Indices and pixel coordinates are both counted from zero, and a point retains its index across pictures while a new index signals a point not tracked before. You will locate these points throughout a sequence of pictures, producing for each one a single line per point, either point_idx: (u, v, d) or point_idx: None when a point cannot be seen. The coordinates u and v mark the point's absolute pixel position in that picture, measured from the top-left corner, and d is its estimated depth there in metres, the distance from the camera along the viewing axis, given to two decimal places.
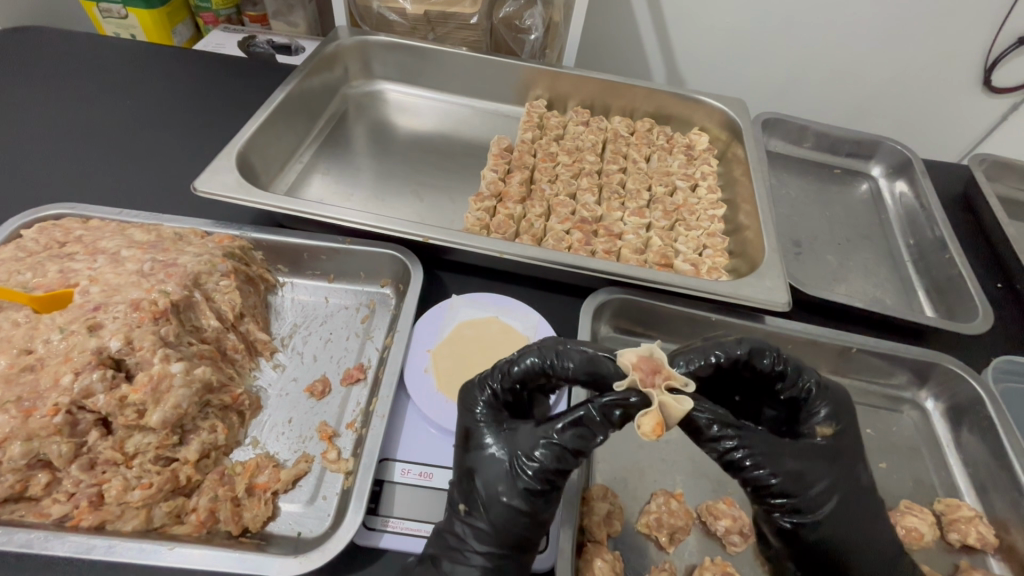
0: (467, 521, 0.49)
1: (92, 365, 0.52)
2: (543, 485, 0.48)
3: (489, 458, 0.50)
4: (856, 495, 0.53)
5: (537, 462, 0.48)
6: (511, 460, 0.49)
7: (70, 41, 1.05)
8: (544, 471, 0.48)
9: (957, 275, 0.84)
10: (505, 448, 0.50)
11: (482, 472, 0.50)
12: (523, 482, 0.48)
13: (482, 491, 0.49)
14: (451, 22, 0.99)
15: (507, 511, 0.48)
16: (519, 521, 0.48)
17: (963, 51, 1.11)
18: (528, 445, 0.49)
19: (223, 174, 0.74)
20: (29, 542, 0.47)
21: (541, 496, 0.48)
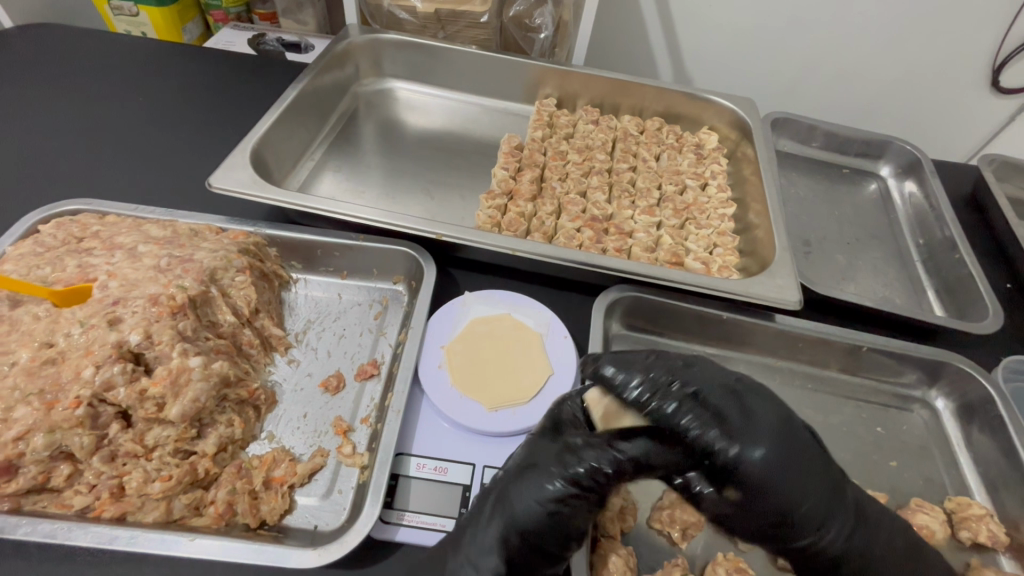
0: (499, 544, 0.49)
1: (113, 358, 0.53)
2: (584, 498, 0.49)
3: (527, 478, 0.51)
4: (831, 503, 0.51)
5: (582, 475, 0.49)
6: (551, 477, 0.50)
7: (82, 38, 1.06)
8: (587, 484, 0.49)
9: (967, 275, 0.85)
10: (540, 466, 0.51)
11: (516, 492, 0.50)
12: (565, 495, 0.49)
13: (520, 512, 0.49)
14: (461, 21, 1.00)
15: (538, 506, 0.49)
16: (558, 535, 0.49)
17: (972, 51, 1.11)
18: (569, 461, 0.50)
19: (237, 171, 0.75)
20: (52, 533, 0.47)
21: (580, 510, 0.49)
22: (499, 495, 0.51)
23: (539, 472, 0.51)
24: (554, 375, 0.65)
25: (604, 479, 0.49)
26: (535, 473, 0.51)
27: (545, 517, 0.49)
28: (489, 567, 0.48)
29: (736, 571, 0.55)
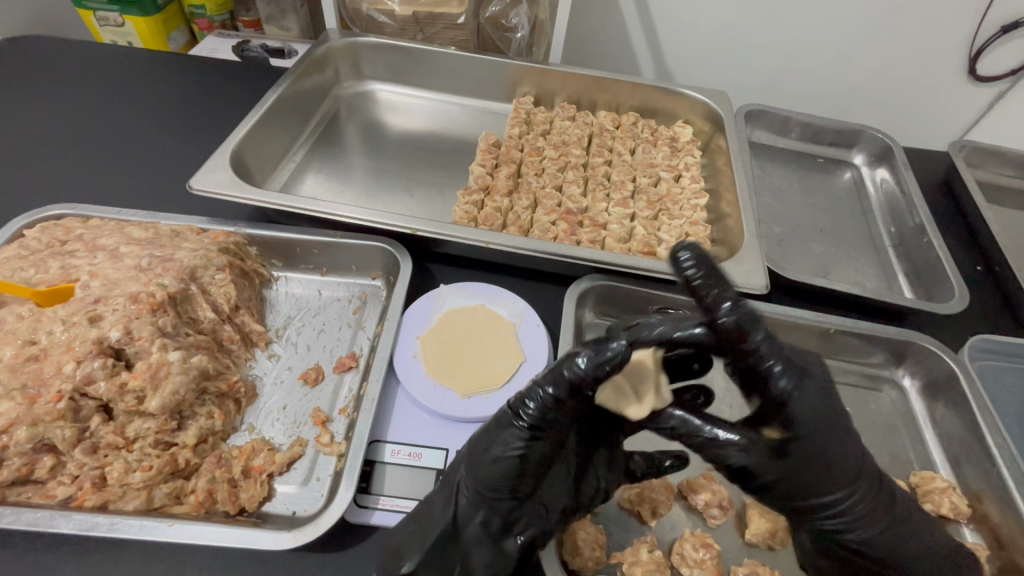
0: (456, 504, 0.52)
1: (93, 354, 0.55)
2: (539, 441, 0.51)
3: (488, 434, 0.53)
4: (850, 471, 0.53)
5: (528, 419, 0.50)
6: (507, 432, 0.52)
7: (67, 49, 1.08)
8: (536, 427, 0.51)
9: (935, 258, 0.86)
10: (495, 424, 0.53)
11: (473, 457, 0.52)
12: (517, 445, 0.51)
13: (477, 472, 0.51)
14: (439, 22, 1.02)
15: (494, 459, 0.51)
16: (513, 488, 0.51)
17: (944, 41, 1.13)
18: (516, 411, 0.52)
19: (217, 173, 0.77)
20: (35, 521, 0.49)
21: (535, 455, 0.51)
22: (457, 464, 0.53)
23: (496, 429, 0.52)
24: (527, 362, 0.67)
25: (556, 417, 0.51)
26: (489, 431, 0.53)
27: (498, 470, 0.50)
28: (441, 530, 0.51)
29: (702, 546, 0.56)
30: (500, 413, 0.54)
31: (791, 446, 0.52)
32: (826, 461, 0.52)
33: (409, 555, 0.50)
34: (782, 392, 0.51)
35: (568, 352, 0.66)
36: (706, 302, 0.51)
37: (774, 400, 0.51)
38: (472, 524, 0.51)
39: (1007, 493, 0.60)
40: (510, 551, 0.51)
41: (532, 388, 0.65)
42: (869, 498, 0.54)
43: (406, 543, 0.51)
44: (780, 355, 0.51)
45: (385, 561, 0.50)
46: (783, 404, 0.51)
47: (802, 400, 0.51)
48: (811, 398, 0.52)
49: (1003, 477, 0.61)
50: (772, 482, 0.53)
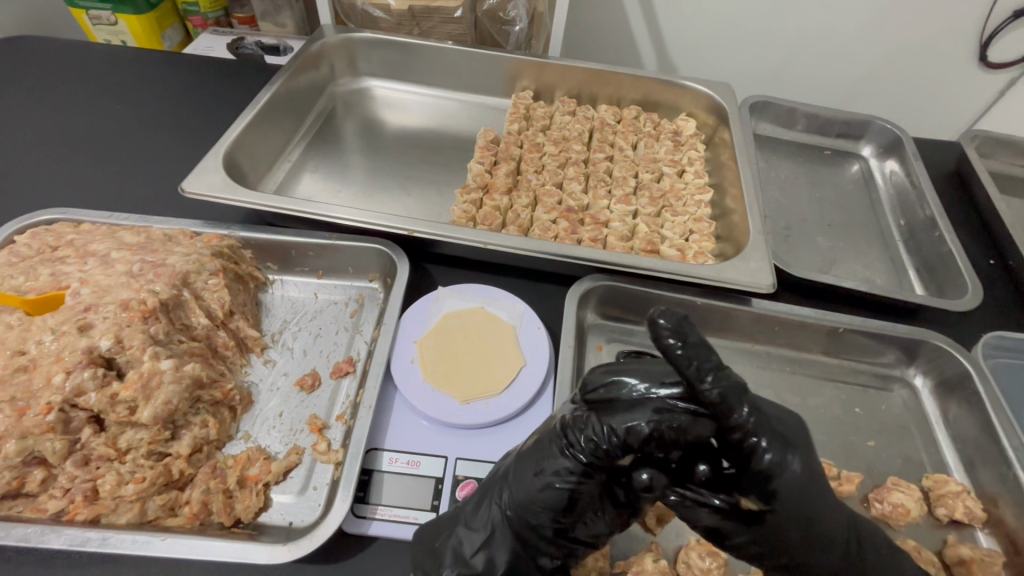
0: (492, 523, 0.50)
1: (83, 364, 0.54)
2: (587, 479, 0.47)
3: (528, 458, 0.49)
4: (813, 539, 0.48)
5: (583, 452, 0.46)
6: (553, 457, 0.48)
7: (59, 49, 1.06)
8: (593, 463, 0.46)
9: (947, 252, 0.84)
10: (541, 444, 0.49)
11: (517, 476, 0.49)
12: (569, 477, 0.47)
13: (518, 493, 0.48)
14: (435, 16, 1.00)
15: (540, 485, 0.47)
16: (555, 521, 0.48)
17: (955, 27, 1.09)
18: (568, 440, 0.47)
19: (209, 174, 0.75)
20: (26, 536, 0.48)
21: (586, 492, 0.47)
22: (506, 477, 0.50)
23: (537, 451, 0.49)
24: (527, 367, 0.65)
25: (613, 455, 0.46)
26: (540, 449, 0.49)
27: (541, 497, 0.47)
28: (487, 550, 0.49)
29: (709, 554, 0.55)
30: (547, 431, 0.50)
31: (768, 517, 0.47)
32: (804, 529, 0.47)
33: (447, 563, 0.49)
34: (767, 467, 0.45)
35: (569, 355, 0.64)
36: (688, 376, 0.43)
37: (759, 475, 0.46)
38: (519, 552, 0.49)
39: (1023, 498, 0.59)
40: (547, 568, 0.50)
41: (533, 390, 0.63)
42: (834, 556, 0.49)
43: (442, 549, 0.50)
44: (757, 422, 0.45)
45: (425, 563, 0.51)
46: (769, 479, 0.46)
47: (789, 471, 0.46)
48: (794, 479, 0.46)
49: (1019, 480, 0.59)
50: (741, 544, 0.49)
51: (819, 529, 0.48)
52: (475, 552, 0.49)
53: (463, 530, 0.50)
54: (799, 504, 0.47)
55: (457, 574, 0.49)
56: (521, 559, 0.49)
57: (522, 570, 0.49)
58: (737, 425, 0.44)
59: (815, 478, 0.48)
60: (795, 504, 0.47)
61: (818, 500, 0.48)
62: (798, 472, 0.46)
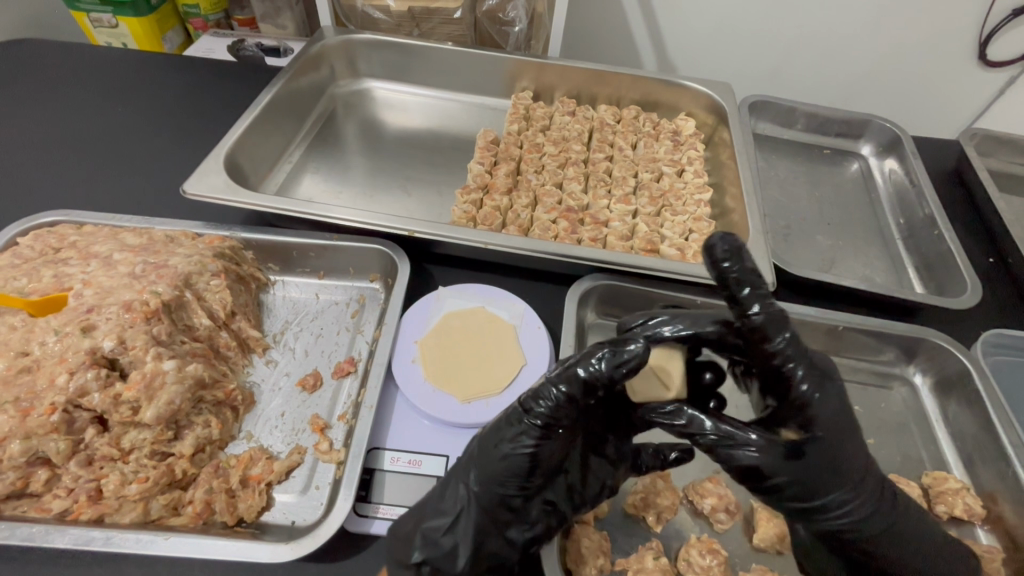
0: (460, 503, 0.51)
1: (86, 364, 0.54)
2: (548, 441, 0.51)
3: (490, 432, 0.52)
4: (846, 482, 0.50)
5: (540, 417, 0.50)
6: (513, 428, 0.51)
7: (61, 52, 1.07)
8: (551, 424, 0.50)
9: (947, 251, 0.84)
10: (501, 418, 0.53)
11: (483, 450, 0.52)
12: (528, 442, 0.50)
13: (484, 467, 0.51)
14: (435, 17, 1.00)
15: (505, 455, 0.50)
16: (522, 487, 0.51)
17: (954, 26, 1.09)
18: (526, 408, 0.51)
19: (211, 176, 0.75)
20: (31, 536, 0.49)
21: (546, 454, 0.51)
22: (469, 456, 0.53)
23: (504, 427, 0.52)
24: (527, 366, 0.65)
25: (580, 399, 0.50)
26: (500, 425, 0.52)
27: (507, 464, 0.50)
28: (455, 525, 0.50)
29: (709, 552, 0.55)
30: (504, 409, 0.53)
31: (806, 450, 0.50)
32: (838, 463, 0.50)
33: (415, 548, 0.49)
34: (802, 396, 0.51)
35: (570, 355, 0.64)
36: (737, 301, 0.53)
37: (796, 403, 0.52)
38: (487, 527, 0.50)
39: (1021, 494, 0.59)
40: (519, 543, 0.51)
41: (533, 389, 0.64)
42: (869, 498, 0.51)
43: (411, 533, 0.50)
44: (795, 353, 0.52)
45: (397, 550, 0.50)
46: (802, 407, 0.51)
47: (821, 402, 0.51)
48: (830, 406, 0.52)
49: (1018, 477, 0.60)
50: (783, 485, 0.50)
51: (848, 471, 0.51)
52: (446, 533, 0.50)
53: (432, 513, 0.51)
54: (831, 438, 0.51)
55: (428, 556, 0.49)
56: (489, 534, 0.50)
57: (491, 548, 0.50)
58: (777, 351, 0.52)
59: (846, 418, 0.52)
60: (838, 433, 0.51)
61: (847, 438, 0.51)
62: (835, 403, 0.52)
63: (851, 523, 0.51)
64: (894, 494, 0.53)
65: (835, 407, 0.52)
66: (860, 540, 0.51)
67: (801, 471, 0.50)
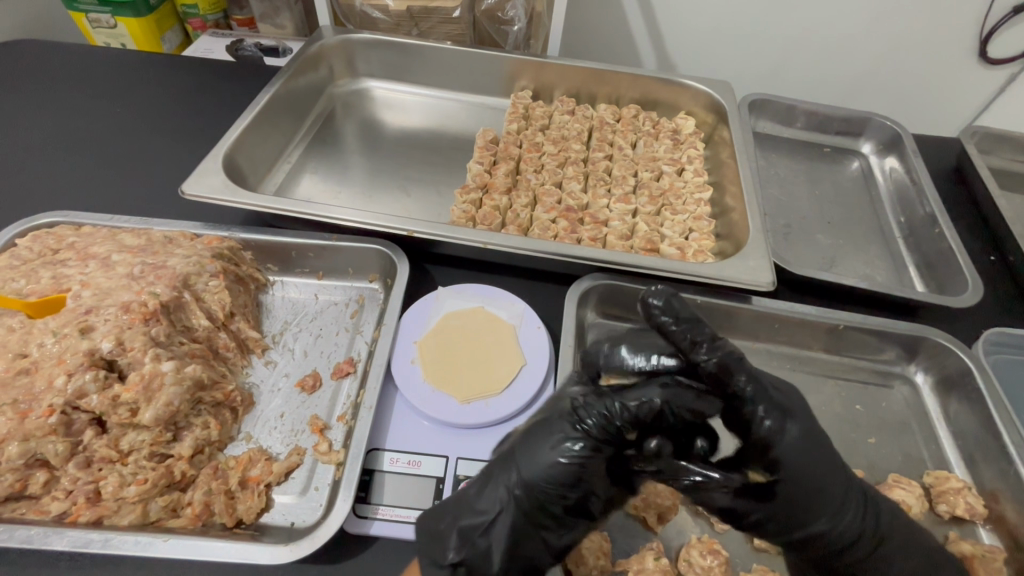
0: (500, 504, 0.49)
1: (84, 366, 0.54)
2: (596, 454, 0.48)
3: (537, 435, 0.50)
4: (825, 509, 0.50)
5: (593, 426, 0.48)
6: (563, 433, 0.49)
7: (59, 53, 1.06)
8: (601, 435, 0.48)
9: (947, 249, 0.84)
10: (550, 421, 0.50)
11: (527, 453, 0.49)
12: (576, 453, 0.48)
13: (527, 471, 0.49)
14: (433, 17, 1.00)
15: (553, 463, 0.48)
16: (563, 497, 0.48)
17: (955, 23, 1.09)
18: (578, 415, 0.49)
19: (209, 177, 0.75)
20: (29, 538, 0.49)
21: (593, 468, 0.48)
22: (512, 456, 0.50)
23: (549, 430, 0.50)
24: (527, 366, 0.65)
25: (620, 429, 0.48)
26: (548, 429, 0.50)
27: (553, 474, 0.48)
28: (495, 523, 0.49)
29: (710, 552, 0.55)
30: (554, 413, 0.51)
31: (779, 488, 0.49)
32: (816, 495, 0.50)
33: (451, 545, 0.50)
34: (765, 434, 0.49)
35: (569, 355, 0.64)
36: (686, 348, 0.50)
37: (761, 443, 0.49)
38: (524, 530, 0.49)
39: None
40: (555, 548, 0.50)
41: (534, 389, 0.63)
42: (855, 522, 0.51)
43: (448, 530, 0.50)
44: (758, 392, 0.49)
45: (430, 549, 0.51)
46: (768, 446, 0.49)
47: (788, 441, 0.49)
48: (794, 442, 0.49)
49: (1020, 476, 0.59)
50: (761, 521, 0.51)
51: (829, 500, 0.50)
52: (484, 533, 0.49)
53: (471, 511, 0.50)
54: (805, 474, 0.49)
55: (464, 556, 0.49)
56: (525, 538, 0.49)
57: (528, 549, 0.49)
58: (740, 391, 0.49)
59: (820, 447, 0.50)
60: (805, 468, 0.49)
61: (824, 471, 0.50)
62: (798, 436, 0.49)
63: (841, 545, 0.51)
64: (880, 514, 0.53)
65: (802, 440, 0.49)
66: (847, 561, 0.52)
67: (778, 506, 0.50)
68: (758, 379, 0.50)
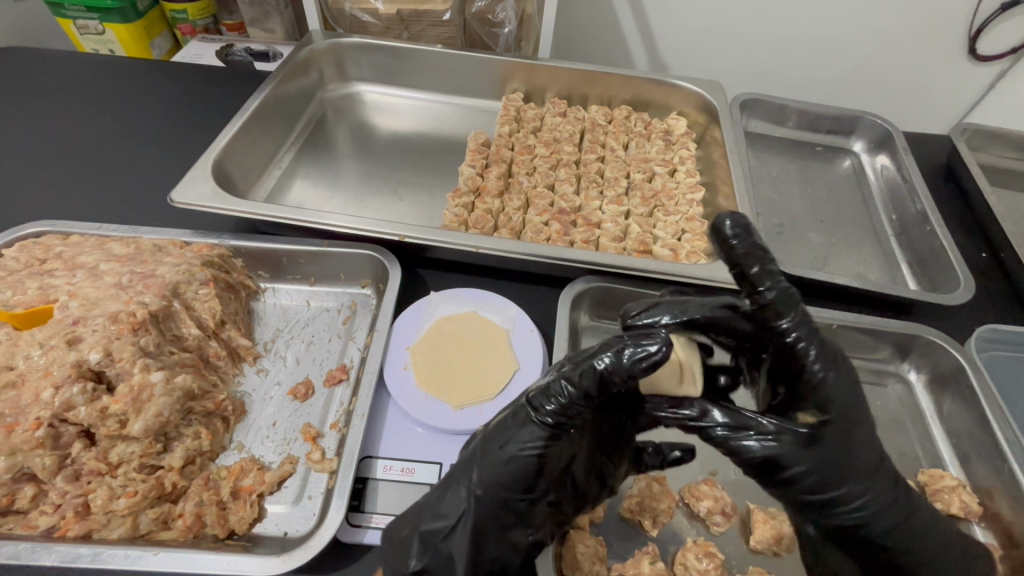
0: (462, 505, 0.49)
1: (72, 378, 0.53)
2: (555, 440, 0.49)
3: (498, 432, 0.51)
4: (858, 466, 0.51)
5: (548, 415, 0.49)
6: (520, 427, 0.50)
7: (46, 60, 1.06)
8: (556, 422, 0.49)
9: (939, 247, 0.84)
10: (509, 416, 0.51)
11: (487, 450, 0.50)
12: (535, 443, 0.49)
13: (486, 467, 0.49)
14: (424, 19, 0.99)
15: (515, 454, 0.49)
16: (526, 492, 0.49)
17: (945, 21, 1.10)
18: (536, 405, 0.50)
19: (197, 184, 0.75)
20: (17, 554, 0.48)
21: (553, 455, 0.49)
22: (472, 454, 0.51)
23: (508, 425, 0.51)
24: (520, 370, 0.65)
25: (575, 409, 0.49)
26: (504, 424, 0.51)
27: (515, 465, 0.49)
28: (460, 526, 0.49)
29: (706, 556, 0.55)
30: (511, 408, 0.52)
31: (823, 432, 0.51)
32: (846, 450, 0.51)
33: (414, 553, 0.48)
34: (813, 375, 0.53)
35: (562, 359, 0.64)
36: (750, 277, 0.55)
37: (808, 384, 0.53)
38: (488, 532, 0.48)
39: (1018, 490, 0.59)
40: (523, 550, 0.50)
41: (528, 394, 0.63)
42: (886, 491, 0.52)
43: (410, 542, 0.49)
44: (806, 332, 0.54)
45: (393, 559, 0.49)
46: (814, 388, 0.53)
47: (834, 383, 0.52)
48: (841, 387, 0.53)
49: (1014, 473, 0.59)
50: (800, 474, 0.50)
51: (860, 461, 0.51)
52: (445, 538, 0.49)
53: (432, 515, 0.50)
54: (845, 431, 0.51)
55: (426, 563, 0.48)
56: (490, 540, 0.49)
57: (492, 551, 0.49)
58: (788, 332, 0.54)
59: (859, 401, 0.53)
60: (840, 418, 0.51)
61: (860, 427, 0.52)
62: (844, 386, 0.53)
63: (864, 514, 0.51)
64: (903, 488, 0.53)
65: (850, 390, 0.53)
66: (871, 536, 0.52)
67: (813, 461, 0.50)
68: (810, 325, 0.55)
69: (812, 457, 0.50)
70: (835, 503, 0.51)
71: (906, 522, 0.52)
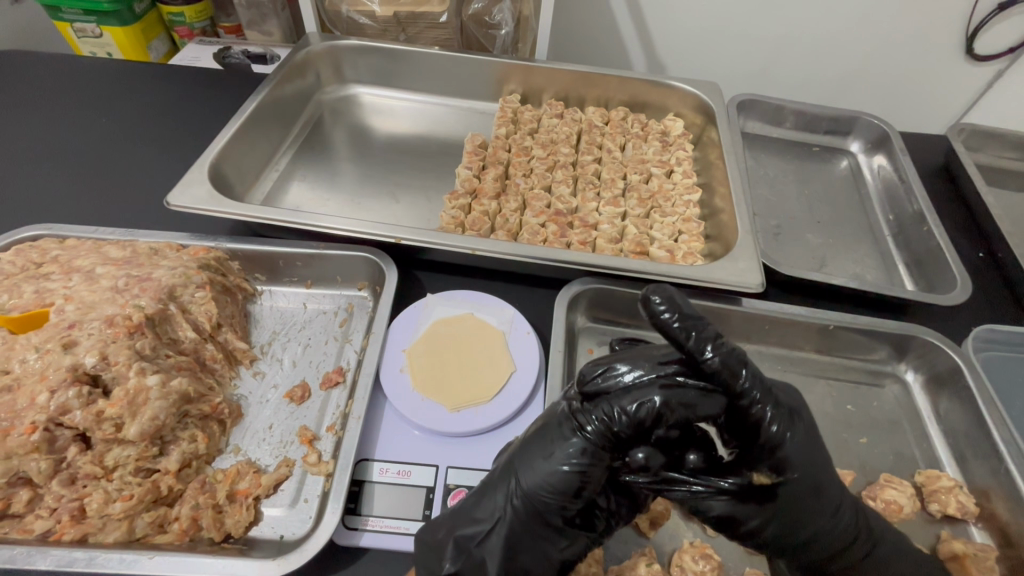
0: (498, 515, 0.49)
1: (67, 382, 0.53)
2: (597, 462, 0.47)
3: (536, 444, 0.49)
4: (822, 512, 0.49)
5: (593, 433, 0.47)
6: (564, 441, 0.48)
7: (44, 63, 1.06)
8: (601, 441, 0.47)
9: (936, 247, 0.84)
10: (549, 429, 0.49)
11: (524, 462, 0.49)
12: (578, 460, 0.47)
13: (528, 480, 0.48)
14: (420, 21, 0.99)
15: (554, 472, 0.47)
16: (564, 506, 0.47)
17: (942, 21, 1.09)
18: (578, 421, 0.48)
19: (193, 187, 0.75)
20: (12, 558, 0.48)
21: (594, 476, 0.47)
22: (509, 465, 0.50)
23: (549, 437, 0.49)
24: (517, 373, 0.65)
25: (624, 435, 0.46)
26: (546, 437, 0.49)
27: (552, 482, 0.47)
28: (494, 535, 0.48)
29: (702, 557, 0.55)
30: (553, 418, 0.50)
31: (782, 492, 0.48)
32: (811, 499, 0.49)
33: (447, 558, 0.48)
34: (771, 438, 0.46)
35: (559, 361, 0.64)
36: (688, 348, 0.46)
37: (764, 446, 0.47)
38: (521, 541, 0.48)
39: (1015, 492, 0.59)
40: (556, 561, 0.49)
41: (524, 396, 0.63)
42: (851, 526, 0.51)
43: (442, 545, 0.49)
44: (761, 389, 0.46)
45: (427, 558, 0.50)
46: (773, 450, 0.47)
47: (791, 444, 0.47)
48: (801, 442, 0.48)
49: (1010, 474, 0.59)
50: (756, 529, 0.50)
51: (820, 506, 0.49)
52: (479, 543, 0.48)
53: (470, 521, 0.50)
54: (807, 483, 0.48)
55: (460, 567, 0.48)
56: (524, 549, 0.48)
57: (525, 562, 0.48)
58: (743, 391, 0.46)
59: (819, 449, 0.49)
60: (805, 472, 0.48)
61: (824, 476, 0.49)
62: (801, 436, 0.48)
63: (840, 548, 0.51)
64: (870, 516, 0.53)
65: (805, 439, 0.48)
66: (850, 566, 0.52)
67: (775, 515, 0.49)
68: (762, 379, 0.47)
69: (775, 511, 0.49)
70: (803, 546, 0.51)
71: (874, 551, 0.52)
